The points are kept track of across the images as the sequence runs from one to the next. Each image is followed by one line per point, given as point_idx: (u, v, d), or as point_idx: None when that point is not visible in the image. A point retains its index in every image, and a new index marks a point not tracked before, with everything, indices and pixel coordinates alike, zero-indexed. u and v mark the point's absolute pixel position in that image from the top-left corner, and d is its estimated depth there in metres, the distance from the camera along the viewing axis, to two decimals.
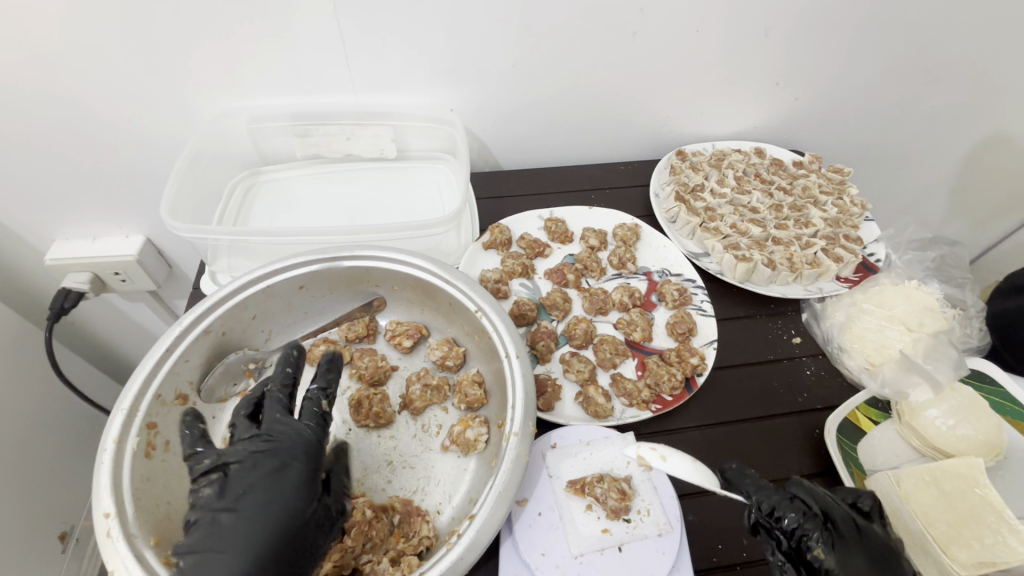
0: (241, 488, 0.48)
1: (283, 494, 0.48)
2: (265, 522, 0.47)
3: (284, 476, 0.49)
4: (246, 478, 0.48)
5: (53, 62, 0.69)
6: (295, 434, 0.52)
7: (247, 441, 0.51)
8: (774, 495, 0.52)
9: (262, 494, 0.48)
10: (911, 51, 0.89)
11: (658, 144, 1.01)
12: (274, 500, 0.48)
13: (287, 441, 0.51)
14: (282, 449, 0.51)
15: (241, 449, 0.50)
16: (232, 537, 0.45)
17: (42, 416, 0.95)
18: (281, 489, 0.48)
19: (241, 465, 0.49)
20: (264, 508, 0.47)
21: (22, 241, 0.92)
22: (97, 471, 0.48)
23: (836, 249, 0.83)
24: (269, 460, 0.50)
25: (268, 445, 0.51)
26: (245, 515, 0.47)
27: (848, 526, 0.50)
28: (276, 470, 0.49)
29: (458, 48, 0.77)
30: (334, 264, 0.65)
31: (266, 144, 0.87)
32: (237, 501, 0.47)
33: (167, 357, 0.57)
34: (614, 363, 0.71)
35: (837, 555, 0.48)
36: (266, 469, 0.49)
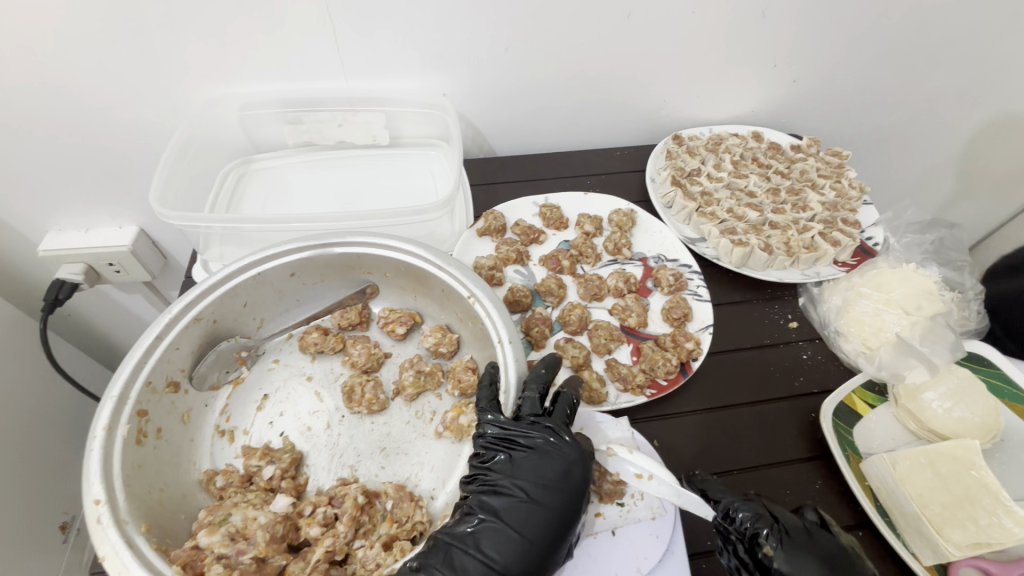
0: (536, 481, 0.51)
1: (567, 498, 0.50)
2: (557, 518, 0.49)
3: (571, 476, 0.51)
4: (541, 471, 0.51)
5: (38, 51, 0.68)
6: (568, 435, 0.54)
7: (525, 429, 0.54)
8: (727, 494, 0.53)
9: (543, 491, 0.50)
10: (912, 31, 0.88)
11: (654, 129, 1.00)
12: (566, 498, 0.50)
13: (557, 436, 0.53)
14: (573, 448, 0.53)
15: (532, 439, 0.53)
16: (528, 528, 0.48)
17: (41, 407, 0.95)
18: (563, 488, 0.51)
19: (539, 460, 0.52)
20: (555, 504, 0.50)
21: (14, 233, 0.92)
22: (86, 458, 0.48)
23: (834, 232, 0.83)
24: (558, 457, 0.52)
25: (553, 446, 0.52)
26: (535, 509, 0.49)
27: (798, 529, 0.51)
28: (569, 474, 0.51)
29: (449, 31, 0.76)
30: (325, 251, 0.64)
31: (258, 132, 0.86)
32: (533, 490, 0.51)
33: (158, 345, 0.56)
34: (609, 348, 0.71)
35: (786, 554, 0.49)
36: (561, 469, 0.51)
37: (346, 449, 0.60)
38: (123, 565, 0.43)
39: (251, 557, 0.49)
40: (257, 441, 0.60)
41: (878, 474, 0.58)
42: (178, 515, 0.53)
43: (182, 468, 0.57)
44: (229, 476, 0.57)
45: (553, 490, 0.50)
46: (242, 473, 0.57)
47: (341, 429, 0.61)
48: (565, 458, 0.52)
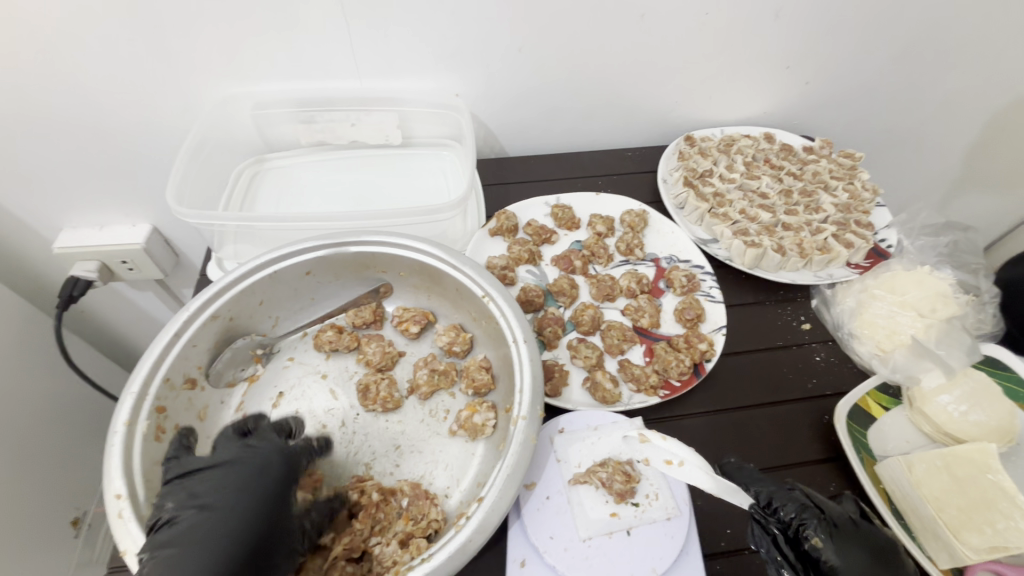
0: (215, 490, 0.47)
1: (260, 481, 0.48)
2: (241, 506, 0.46)
3: (259, 483, 0.48)
4: (225, 480, 0.47)
5: (56, 49, 0.68)
6: (281, 448, 0.53)
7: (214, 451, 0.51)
8: (770, 487, 0.53)
9: (221, 496, 0.46)
10: (926, 32, 0.87)
11: (666, 130, 1.00)
12: (255, 488, 0.48)
13: (260, 444, 0.53)
14: (257, 458, 0.51)
15: (238, 452, 0.51)
16: (215, 522, 0.44)
17: (54, 401, 0.96)
18: (254, 485, 0.48)
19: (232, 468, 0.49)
20: (243, 495, 0.47)
21: (30, 229, 0.93)
22: (107, 453, 0.48)
23: (847, 234, 0.82)
24: (244, 469, 0.49)
25: (239, 457, 0.50)
26: (210, 516, 0.45)
27: (845, 521, 0.50)
28: (253, 479, 0.48)
29: (463, 31, 0.76)
30: (340, 250, 0.65)
31: (272, 131, 0.86)
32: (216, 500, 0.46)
33: (176, 342, 0.57)
34: (622, 349, 0.71)
35: (837, 548, 0.48)
36: (242, 478, 0.48)
37: (359, 447, 0.60)
38: None
39: None
40: None
41: (893, 477, 0.58)
42: None
43: None
44: None
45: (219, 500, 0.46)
46: None
47: (356, 427, 0.62)
48: (262, 460, 0.50)
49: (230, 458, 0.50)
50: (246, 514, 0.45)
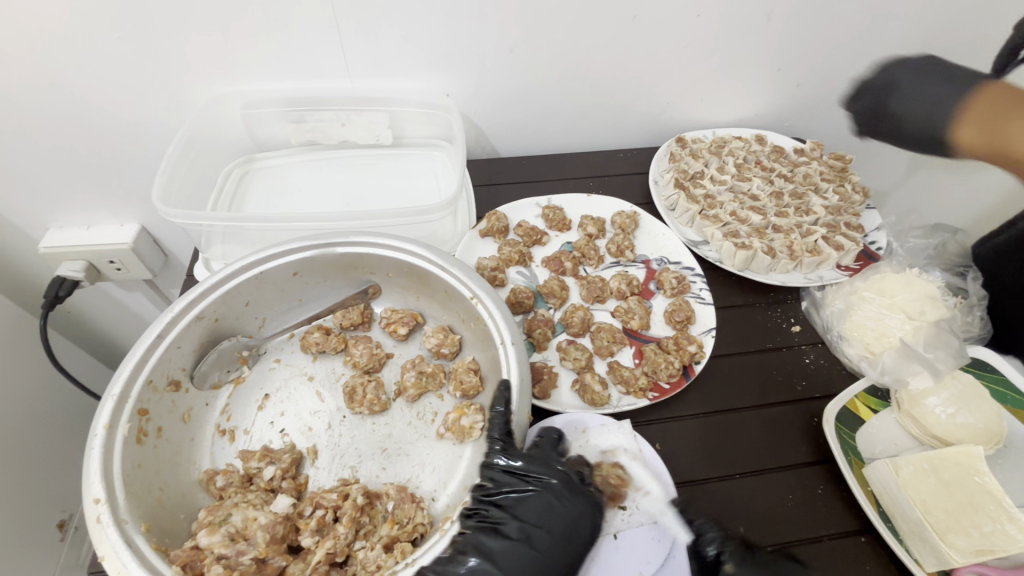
0: (544, 521, 0.52)
1: (562, 518, 0.52)
2: (570, 541, 0.51)
3: (580, 518, 0.52)
4: (544, 510, 0.52)
5: (42, 46, 0.68)
6: (571, 477, 0.54)
7: (528, 466, 0.53)
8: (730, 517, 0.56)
9: (556, 523, 0.52)
10: (916, 35, 0.88)
11: (658, 132, 1.00)
12: (581, 533, 0.51)
13: (578, 483, 0.54)
14: (568, 494, 0.53)
15: (563, 476, 0.54)
16: (542, 548, 0.50)
17: (40, 402, 0.95)
18: (577, 522, 0.52)
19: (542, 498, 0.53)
20: (571, 534, 0.51)
21: (16, 229, 0.91)
22: (87, 457, 0.47)
23: (837, 236, 0.82)
24: (555, 502, 0.53)
25: (547, 479, 0.54)
26: (531, 547, 0.50)
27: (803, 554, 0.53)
28: (580, 522, 0.52)
29: (454, 32, 0.76)
30: (328, 250, 0.64)
31: (261, 131, 0.86)
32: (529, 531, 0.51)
33: (159, 344, 0.56)
34: (612, 351, 0.70)
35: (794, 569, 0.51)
36: (571, 517, 0.52)
37: (346, 449, 0.60)
38: (122, 564, 0.43)
39: (251, 558, 0.49)
40: (257, 441, 0.60)
41: (881, 480, 0.58)
42: (177, 515, 0.53)
43: (182, 468, 0.57)
44: (229, 476, 0.56)
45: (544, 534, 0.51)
46: (242, 474, 0.56)
47: (342, 430, 0.61)
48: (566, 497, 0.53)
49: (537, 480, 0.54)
50: (561, 549, 0.50)
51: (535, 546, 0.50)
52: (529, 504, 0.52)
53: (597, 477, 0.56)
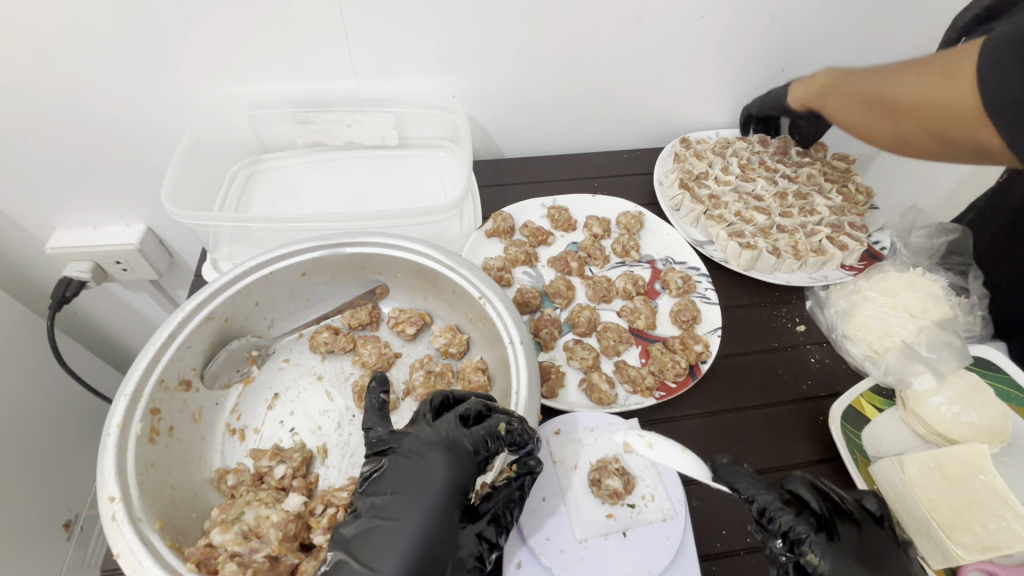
0: (397, 487, 0.45)
1: (431, 492, 0.45)
2: (426, 504, 0.45)
3: (437, 476, 0.46)
4: (397, 476, 0.46)
5: (50, 46, 0.68)
6: (462, 445, 0.48)
7: (414, 438, 0.48)
8: (766, 494, 0.49)
9: (416, 492, 0.45)
10: (919, 36, 0.88)
11: (662, 133, 1.00)
12: (437, 493, 0.45)
13: (442, 434, 0.48)
14: (449, 461, 0.46)
15: (426, 435, 0.48)
16: (399, 518, 0.44)
17: (46, 401, 0.95)
18: (429, 494, 0.45)
19: (399, 467, 0.46)
20: (425, 498, 0.45)
21: (22, 229, 0.92)
22: (101, 455, 0.48)
23: (841, 237, 0.83)
24: (408, 469, 0.46)
25: (417, 449, 0.47)
26: (391, 523, 0.44)
27: (847, 532, 0.49)
28: (435, 481, 0.46)
29: (460, 32, 0.76)
30: (336, 250, 0.65)
31: (267, 132, 0.86)
32: (380, 506, 0.45)
33: (170, 343, 0.56)
34: (618, 350, 0.71)
35: (830, 559, 0.47)
36: (424, 479, 0.46)
37: (356, 448, 0.60)
38: (138, 561, 0.43)
39: (264, 556, 0.49)
40: (268, 440, 0.61)
41: (887, 479, 0.59)
42: (190, 513, 0.53)
43: (193, 466, 0.57)
44: (240, 475, 0.57)
45: (395, 509, 0.44)
46: (253, 472, 0.57)
47: (351, 428, 0.62)
48: (426, 465, 0.46)
49: (426, 447, 0.47)
50: (417, 527, 0.44)
51: (404, 519, 0.44)
52: (396, 473, 0.46)
53: (481, 428, 0.49)
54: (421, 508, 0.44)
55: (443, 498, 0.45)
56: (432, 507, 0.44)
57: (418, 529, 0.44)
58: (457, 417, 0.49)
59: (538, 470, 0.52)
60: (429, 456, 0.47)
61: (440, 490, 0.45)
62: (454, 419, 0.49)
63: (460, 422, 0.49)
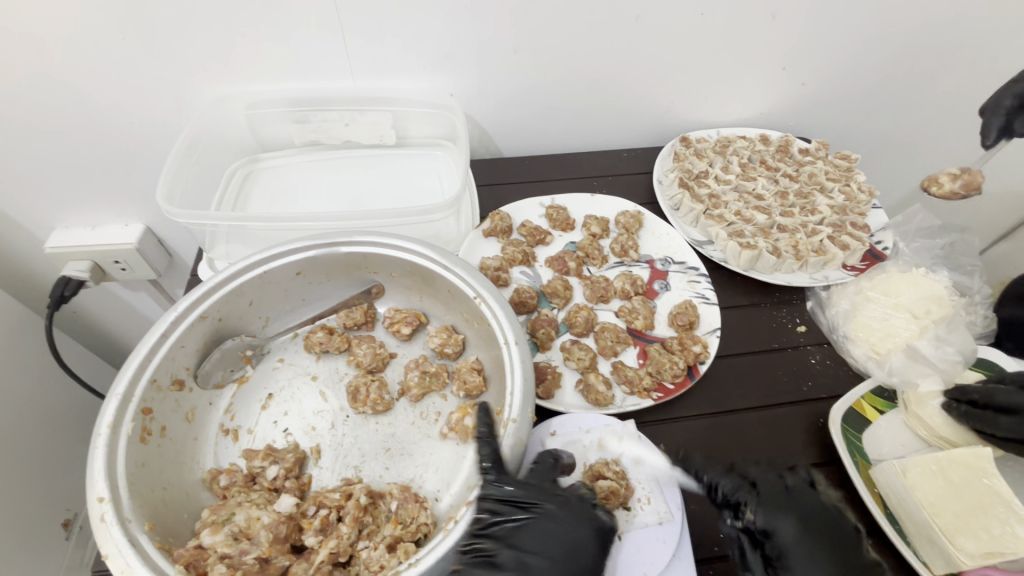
0: (541, 547, 0.50)
1: (576, 562, 0.49)
2: (572, 568, 0.49)
3: (587, 539, 0.50)
4: (543, 537, 0.50)
5: (46, 46, 0.68)
6: (602, 519, 0.52)
7: (559, 507, 0.52)
8: (758, 471, 0.58)
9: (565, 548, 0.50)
10: (922, 34, 0.87)
11: (662, 132, 0.99)
12: (584, 560, 0.49)
13: (578, 504, 0.52)
14: (595, 533, 0.51)
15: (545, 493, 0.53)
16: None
17: (45, 400, 0.95)
18: (575, 561, 0.49)
19: (544, 532, 0.51)
20: (571, 562, 0.49)
21: (22, 229, 0.92)
22: (91, 456, 0.47)
23: (843, 237, 0.81)
24: (553, 532, 0.51)
25: (563, 516, 0.51)
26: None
27: (770, 489, 0.56)
28: (581, 548, 0.50)
29: (457, 30, 0.76)
30: (331, 250, 0.64)
31: (265, 130, 0.86)
32: (529, 564, 0.49)
33: (163, 343, 0.56)
34: (615, 351, 0.70)
35: (764, 513, 0.54)
36: (571, 542, 0.50)
37: (350, 450, 0.59)
38: (126, 563, 0.43)
39: (255, 558, 0.49)
40: (261, 440, 0.60)
41: (888, 481, 0.57)
42: (182, 513, 0.53)
43: (185, 467, 0.57)
44: (233, 475, 0.56)
45: (540, 567, 0.49)
46: (246, 473, 0.56)
47: (346, 429, 0.61)
48: (575, 534, 0.50)
49: (564, 516, 0.51)
50: None
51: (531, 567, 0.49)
52: (537, 535, 0.50)
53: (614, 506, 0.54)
54: (566, 575, 0.49)
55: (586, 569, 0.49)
56: (575, 574, 0.49)
57: None
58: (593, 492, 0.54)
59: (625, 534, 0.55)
60: (574, 525, 0.51)
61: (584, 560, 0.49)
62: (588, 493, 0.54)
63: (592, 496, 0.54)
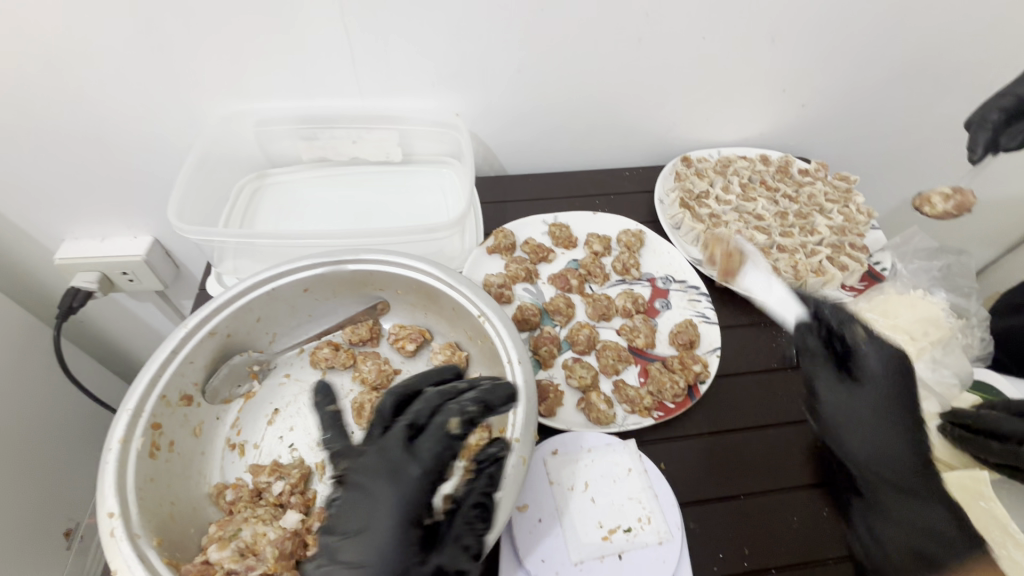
0: (356, 514, 0.44)
1: (391, 516, 0.44)
2: (386, 526, 0.44)
3: (388, 505, 0.44)
4: (353, 505, 0.45)
5: (63, 63, 0.70)
6: (397, 464, 0.46)
7: (359, 467, 0.46)
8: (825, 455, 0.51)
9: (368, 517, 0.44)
10: (918, 57, 0.89)
11: (663, 151, 1.01)
12: (394, 513, 0.44)
13: (388, 454, 0.47)
14: (391, 480, 0.46)
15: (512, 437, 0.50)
16: (370, 547, 0.43)
17: (50, 408, 0.96)
18: (391, 519, 0.44)
19: (356, 499, 0.45)
20: (379, 521, 0.44)
21: (33, 239, 0.94)
22: (101, 471, 0.48)
23: (842, 258, 0.83)
24: (362, 497, 0.45)
25: (364, 476, 0.46)
26: (355, 549, 0.43)
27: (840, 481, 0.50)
28: (381, 503, 0.45)
29: (463, 51, 0.78)
30: (338, 268, 0.65)
31: (274, 147, 0.88)
32: (341, 542, 0.43)
33: (173, 359, 0.57)
34: (617, 369, 0.71)
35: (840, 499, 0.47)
36: (376, 501, 0.45)
37: None
38: None
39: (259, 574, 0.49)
40: (267, 455, 0.61)
41: None
42: (188, 529, 0.54)
43: (192, 481, 0.57)
44: (238, 490, 0.57)
45: (352, 537, 0.43)
46: (251, 488, 0.57)
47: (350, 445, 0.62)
48: (381, 489, 0.45)
49: (374, 471, 0.46)
50: (383, 554, 0.43)
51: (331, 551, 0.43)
52: (348, 503, 0.45)
53: (437, 437, 0.48)
54: (385, 536, 0.43)
55: (406, 517, 0.44)
56: (389, 530, 0.44)
57: (382, 553, 0.43)
58: (400, 436, 0.48)
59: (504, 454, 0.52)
60: (378, 480, 0.46)
61: (398, 511, 0.44)
62: (396, 436, 0.48)
63: (410, 433, 0.48)
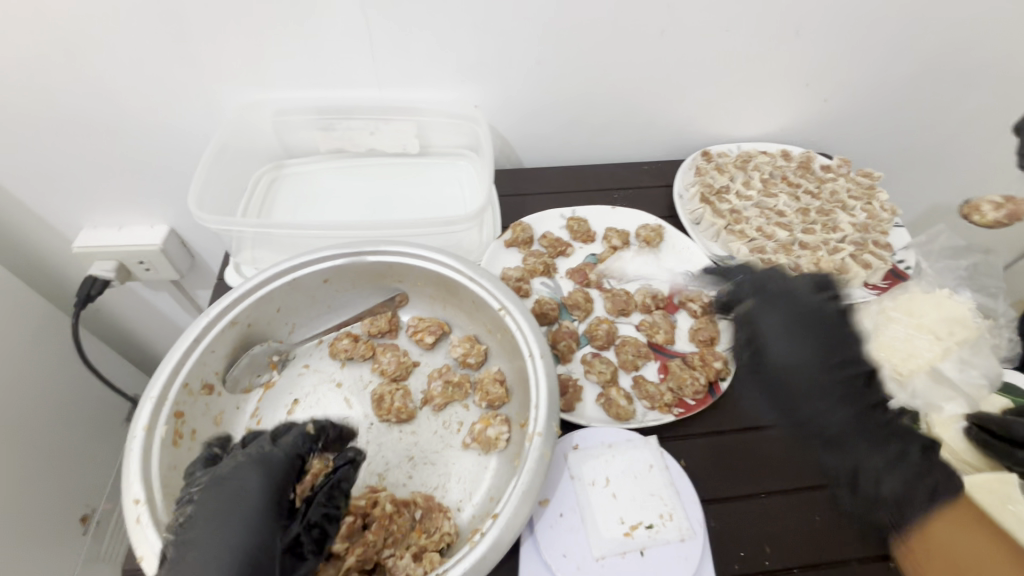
0: (215, 509, 0.44)
1: (250, 506, 0.45)
2: (244, 515, 0.44)
3: (252, 496, 0.45)
4: (214, 502, 0.44)
5: (83, 51, 0.70)
6: (265, 454, 0.49)
7: (228, 469, 0.47)
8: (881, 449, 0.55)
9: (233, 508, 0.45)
10: (947, 52, 0.87)
11: (683, 146, 1.00)
12: (253, 503, 0.45)
13: (250, 458, 0.49)
14: (254, 471, 0.47)
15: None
16: (227, 534, 0.43)
17: (68, 396, 0.97)
18: (249, 507, 0.45)
19: (216, 492, 0.45)
20: (238, 509, 0.44)
21: (51, 227, 0.94)
22: (127, 457, 0.49)
23: (865, 255, 0.82)
24: (222, 488, 0.45)
25: (227, 471, 0.47)
26: (211, 538, 0.42)
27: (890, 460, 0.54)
28: (246, 492, 0.45)
29: (483, 42, 0.77)
30: (358, 259, 0.65)
31: (291, 138, 0.87)
32: (190, 540, 0.42)
33: (195, 348, 0.57)
34: (636, 365, 0.71)
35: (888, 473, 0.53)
36: (238, 492, 0.45)
37: (374, 457, 0.60)
38: (160, 565, 0.44)
39: None
40: None
41: None
42: None
43: None
44: None
45: (208, 533, 0.43)
46: None
47: (370, 437, 0.62)
48: (245, 477, 0.46)
49: (235, 468, 0.47)
50: (240, 541, 0.43)
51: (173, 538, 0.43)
52: (205, 500, 0.44)
53: (289, 441, 0.52)
54: (247, 524, 0.44)
55: (263, 510, 0.45)
56: (249, 519, 0.44)
57: (241, 540, 0.43)
58: (266, 439, 0.52)
59: (356, 459, 0.56)
60: (247, 473, 0.47)
61: (254, 501, 0.45)
62: (257, 445, 0.51)
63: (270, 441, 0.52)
